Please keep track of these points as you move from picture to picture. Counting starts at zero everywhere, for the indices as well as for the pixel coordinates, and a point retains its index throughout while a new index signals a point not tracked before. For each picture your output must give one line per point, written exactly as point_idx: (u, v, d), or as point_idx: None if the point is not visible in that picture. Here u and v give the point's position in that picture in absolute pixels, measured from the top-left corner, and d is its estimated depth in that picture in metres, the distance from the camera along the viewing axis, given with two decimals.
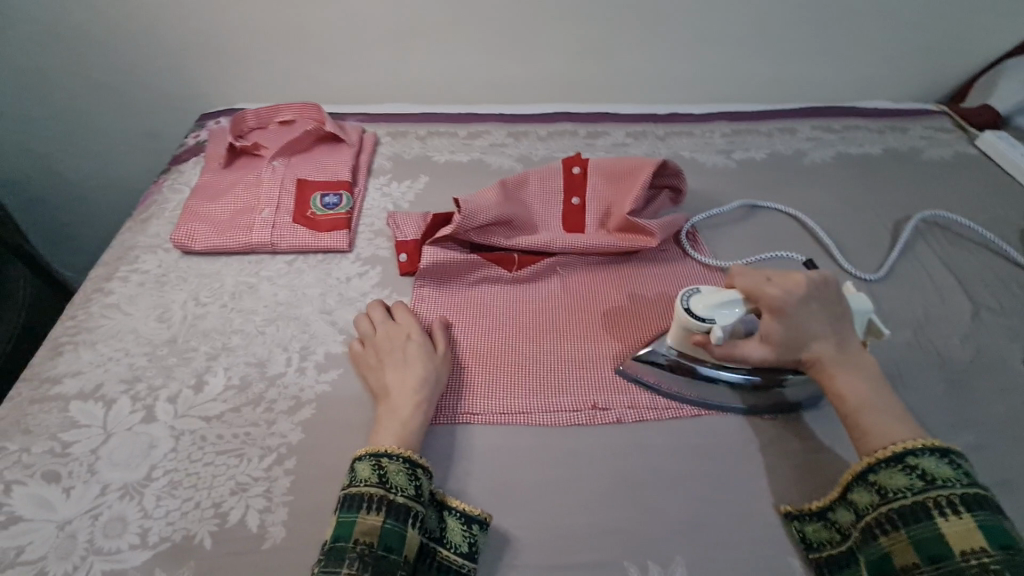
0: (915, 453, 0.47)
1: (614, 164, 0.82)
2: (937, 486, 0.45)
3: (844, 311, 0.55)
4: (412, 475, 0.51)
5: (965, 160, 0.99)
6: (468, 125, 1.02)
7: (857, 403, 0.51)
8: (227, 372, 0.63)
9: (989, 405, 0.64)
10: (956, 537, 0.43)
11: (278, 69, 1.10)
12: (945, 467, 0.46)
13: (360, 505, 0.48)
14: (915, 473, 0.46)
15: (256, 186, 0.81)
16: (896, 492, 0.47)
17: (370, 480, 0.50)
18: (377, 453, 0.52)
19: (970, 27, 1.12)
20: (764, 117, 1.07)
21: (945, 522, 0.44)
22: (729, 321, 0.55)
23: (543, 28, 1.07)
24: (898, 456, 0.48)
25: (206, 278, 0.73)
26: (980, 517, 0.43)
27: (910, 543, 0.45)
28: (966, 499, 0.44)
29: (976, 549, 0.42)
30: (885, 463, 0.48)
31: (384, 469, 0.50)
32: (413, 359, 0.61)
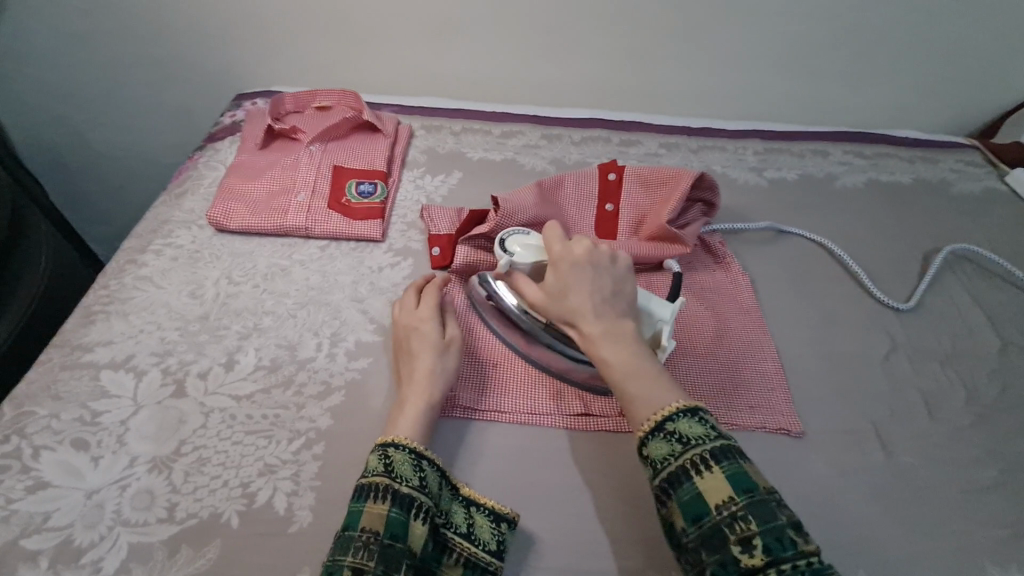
0: (672, 417, 0.47)
1: (650, 173, 0.82)
2: (691, 447, 0.45)
3: (620, 282, 0.57)
4: (418, 466, 0.50)
5: (995, 196, 0.99)
6: (503, 124, 1.02)
7: (616, 369, 0.51)
8: (258, 352, 0.62)
9: (1013, 441, 0.64)
10: (710, 493, 0.43)
11: (316, 55, 1.10)
12: (697, 425, 0.46)
13: (367, 494, 0.47)
14: (673, 438, 0.46)
15: (293, 170, 0.81)
16: (660, 462, 0.46)
17: (377, 470, 0.49)
18: (384, 442, 0.51)
19: (1007, 64, 1.12)
20: (797, 137, 1.07)
21: (701, 480, 0.44)
22: (523, 255, 0.63)
23: (584, 34, 1.07)
24: (657, 421, 0.47)
25: (239, 258, 0.72)
26: (726, 467, 0.44)
27: (678, 510, 0.44)
28: (714, 453, 0.45)
29: (725, 500, 0.43)
30: (646, 428, 0.47)
31: (391, 458, 0.50)
32: (427, 351, 0.60)
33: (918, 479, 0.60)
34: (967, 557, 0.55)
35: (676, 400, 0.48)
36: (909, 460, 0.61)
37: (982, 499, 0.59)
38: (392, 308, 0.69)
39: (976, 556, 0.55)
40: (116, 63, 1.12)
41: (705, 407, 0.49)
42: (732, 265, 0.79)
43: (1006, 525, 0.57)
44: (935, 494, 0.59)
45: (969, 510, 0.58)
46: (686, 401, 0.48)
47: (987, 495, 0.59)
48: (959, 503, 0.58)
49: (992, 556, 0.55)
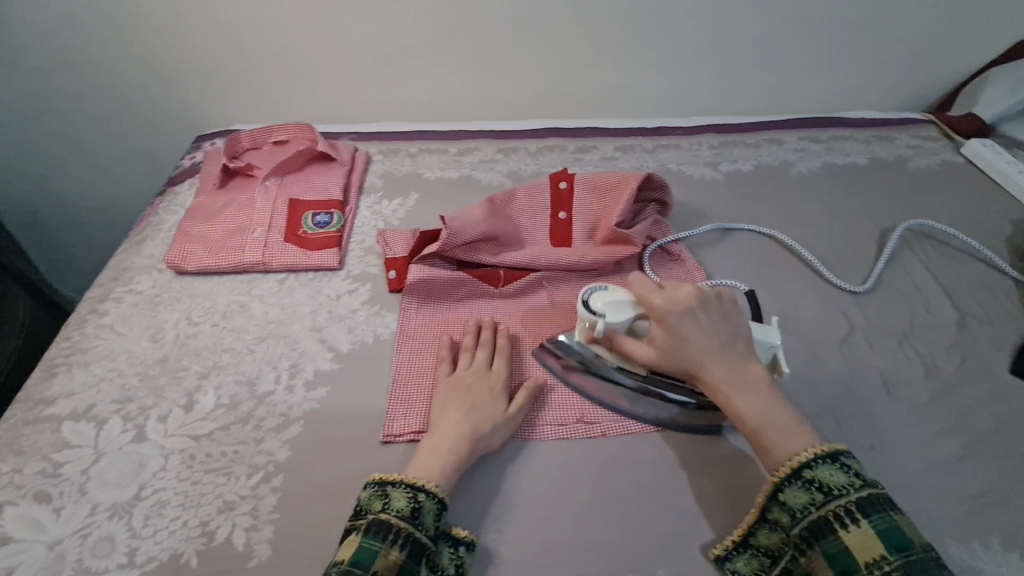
0: (811, 465, 0.49)
1: (599, 178, 0.83)
2: (836, 497, 0.47)
3: (732, 325, 0.59)
4: (438, 516, 0.51)
5: (952, 169, 0.99)
6: (459, 142, 1.03)
7: (748, 418, 0.54)
8: (217, 390, 0.63)
9: (971, 413, 0.64)
10: (858, 548, 0.45)
11: (272, 89, 1.12)
12: (840, 474, 0.48)
13: (387, 536, 0.47)
14: (814, 487, 0.48)
15: (249, 207, 0.82)
16: (801, 510, 0.48)
17: (402, 512, 0.49)
18: (413, 484, 0.52)
19: (955, 37, 1.13)
20: (751, 128, 1.08)
21: (847, 534, 0.45)
22: (617, 319, 0.61)
23: (531, 47, 1.09)
24: (796, 472, 0.49)
25: (198, 298, 0.74)
26: (876, 521, 0.45)
27: (822, 561, 0.46)
28: (861, 504, 0.46)
29: (876, 557, 0.44)
30: (785, 479, 0.50)
31: (420, 504, 0.50)
32: (482, 406, 0.60)
33: (879, 459, 0.60)
34: (929, 534, 0.54)
35: (809, 445, 0.51)
36: (870, 442, 0.61)
37: (943, 474, 0.59)
38: (349, 335, 0.70)
39: (938, 533, 0.55)
40: (80, 115, 1.15)
41: (845, 451, 0.50)
42: (687, 261, 0.80)
43: (967, 499, 0.57)
44: (896, 473, 0.59)
45: (931, 487, 0.58)
46: (825, 446, 0.50)
47: (948, 470, 0.59)
48: (920, 479, 0.58)
49: (952, 530, 0.55)
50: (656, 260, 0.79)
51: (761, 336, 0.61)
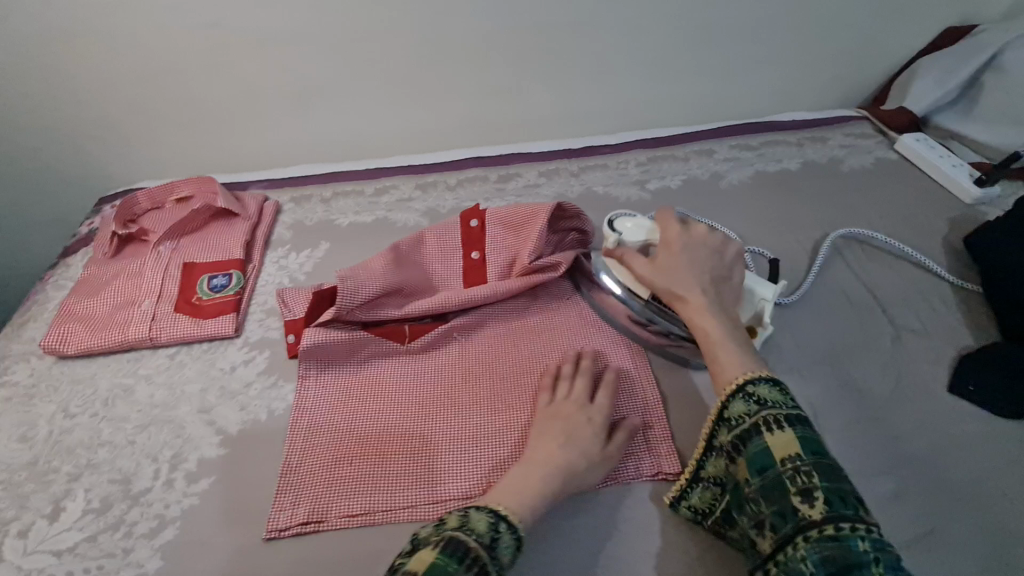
0: (753, 382, 0.50)
1: (511, 213, 0.78)
2: (768, 408, 0.48)
3: (731, 274, 0.64)
4: (513, 556, 0.47)
5: (886, 167, 0.96)
6: (375, 181, 0.98)
7: (709, 337, 0.56)
8: (88, 493, 0.58)
9: (906, 440, 0.60)
10: (778, 448, 0.45)
11: (180, 141, 1.07)
12: (777, 393, 0.49)
13: (464, 556, 0.42)
14: (751, 399, 0.49)
15: (138, 276, 0.77)
16: (737, 419, 0.49)
17: (482, 536, 0.45)
18: (496, 512, 0.48)
19: (882, 29, 1.10)
20: (681, 140, 1.04)
21: (770, 436, 0.46)
22: (634, 239, 0.68)
23: (445, 75, 1.04)
24: (739, 387, 0.51)
25: (79, 384, 0.68)
26: (799, 430, 0.46)
27: (745, 463, 0.47)
28: (790, 415, 0.47)
29: (791, 455, 0.44)
30: (728, 394, 0.51)
31: (499, 534, 0.46)
32: (577, 442, 0.56)
33: None
34: None
35: (753, 368, 0.52)
36: None
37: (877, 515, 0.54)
38: (241, 413, 0.64)
39: None
40: None
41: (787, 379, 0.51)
42: None
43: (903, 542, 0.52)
44: None
45: None
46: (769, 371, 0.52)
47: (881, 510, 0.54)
48: None
49: None
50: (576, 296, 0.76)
51: (755, 289, 0.66)
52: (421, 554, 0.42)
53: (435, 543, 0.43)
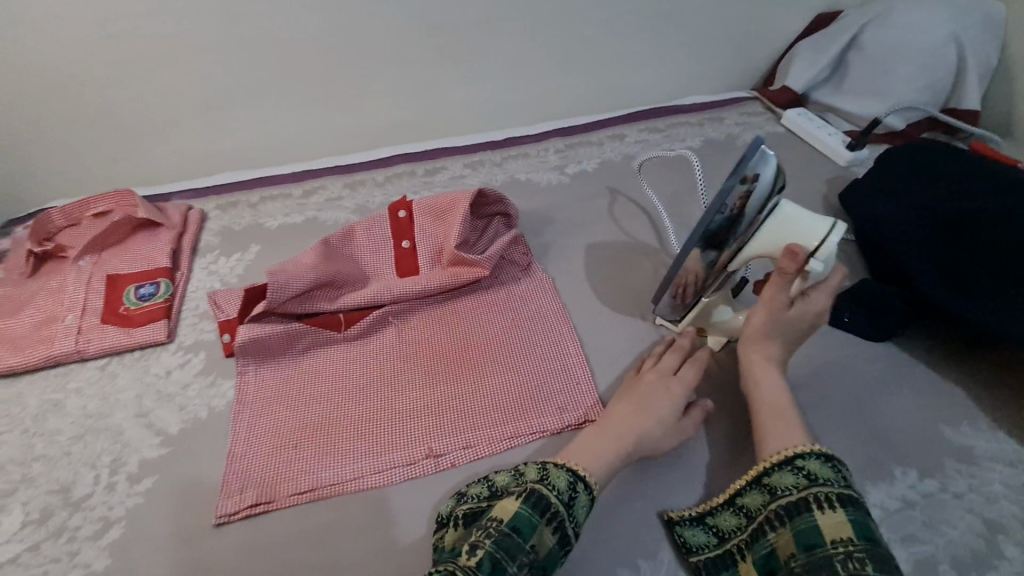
0: (803, 456, 0.54)
1: (437, 201, 0.82)
2: (818, 484, 0.51)
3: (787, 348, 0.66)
4: (590, 514, 0.53)
5: (774, 140, 1.07)
6: (303, 182, 1.00)
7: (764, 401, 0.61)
8: (26, 507, 0.58)
9: (795, 371, 0.68)
10: (829, 528, 0.48)
11: (94, 157, 1.04)
12: (828, 468, 0.52)
13: (544, 514, 0.50)
14: (801, 472, 0.53)
15: (59, 291, 0.75)
16: (785, 489, 0.52)
17: (562, 493, 0.52)
18: (574, 471, 0.54)
19: (764, 17, 1.22)
20: (594, 127, 1.12)
21: (821, 515, 0.49)
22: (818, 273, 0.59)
23: (365, 75, 1.06)
24: (788, 458, 0.54)
25: (4, 404, 0.67)
26: (851, 513, 0.49)
27: (791, 534, 0.50)
28: (841, 497, 0.50)
29: (843, 538, 0.47)
30: (779, 463, 0.54)
31: (575, 496, 0.52)
32: (664, 407, 0.61)
33: None
34: None
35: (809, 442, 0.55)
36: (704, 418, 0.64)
37: None
38: (180, 414, 0.65)
39: None
40: None
41: (839, 458, 0.54)
42: (535, 269, 0.81)
43: None
44: None
45: None
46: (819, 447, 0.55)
47: None
48: None
49: None
50: (504, 274, 0.80)
51: None
52: (506, 502, 0.50)
53: (519, 496, 0.50)
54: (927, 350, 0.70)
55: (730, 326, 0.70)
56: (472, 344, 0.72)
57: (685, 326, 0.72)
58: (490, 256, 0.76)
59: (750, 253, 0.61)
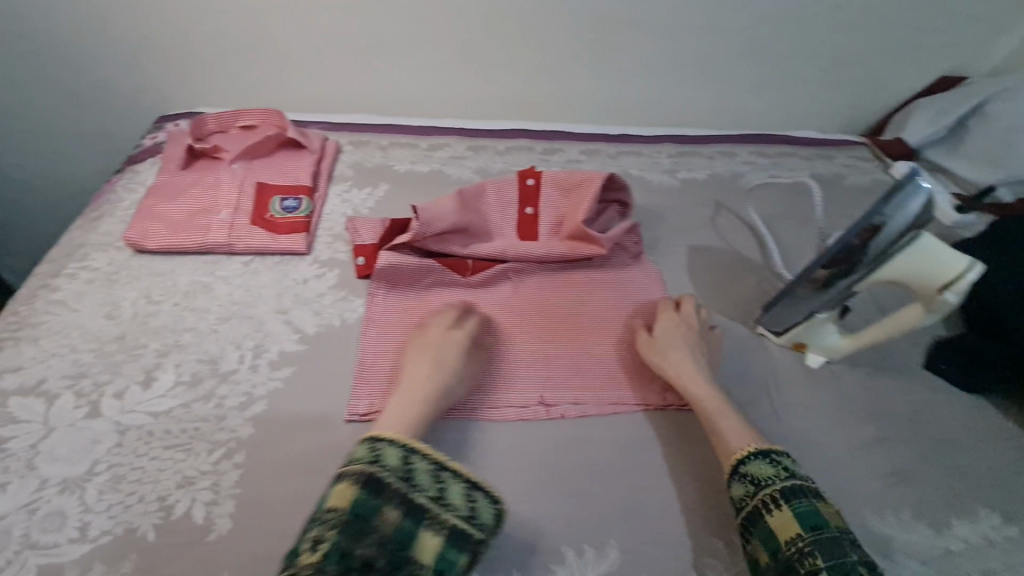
0: (744, 460, 0.56)
1: (566, 177, 0.86)
2: (763, 487, 0.54)
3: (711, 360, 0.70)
4: (438, 478, 0.51)
5: (882, 186, 1.09)
6: (429, 137, 1.05)
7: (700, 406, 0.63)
8: (177, 369, 0.63)
9: (891, 402, 0.70)
10: (781, 527, 0.51)
11: (240, 76, 1.11)
12: (766, 467, 0.55)
13: (378, 492, 0.48)
14: (747, 479, 0.55)
15: (215, 188, 0.82)
16: (739, 500, 0.54)
17: (396, 469, 0.50)
18: (408, 446, 0.52)
19: (889, 68, 1.23)
20: (707, 140, 1.15)
21: (772, 518, 0.51)
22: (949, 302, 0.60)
23: (502, 49, 1.11)
24: (734, 466, 0.56)
25: (158, 277, 0.73)
26: (794, 506, 0.52)
27: (757, 546, 0.51)
28: (784, 492, 0.53)
29: (794, 536, 0.50)
30: (727, 473, 0.57)
31: (413, 465, 0.51)
32: (446, 367, 0.62)
33: (808, 441, 0.65)
34: (845, 506, 0.60)
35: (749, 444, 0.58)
36: (801, 425, 0.67)
37: (863, 456, 0.64)
38: (316, 318, 0.70)
39: (856, 506, 0.60)
40: (29, 88, 1.10)
41: (773, 449, 0.57)
42: (645, 259, 0.85)
43: (883, 476, 0.63)
44: (824, 455, 0.64)
45: (852, 463, 0.64)
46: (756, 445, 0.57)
47: (867, 451, 0.65)
48: (842, 458, 0.64)
49: (870, 504, 0.60)
50: (616, 258, 0.83)
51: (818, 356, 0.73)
52: (354, 491, 0.48)
53: (366, 483, 0.48)
54: (1020, 412, 0.72)
55: (828, 347, 0.72)
56: (585, 312, 0.76)
57: (785, 342, 0.75)
58: (611, 237, 0.80)
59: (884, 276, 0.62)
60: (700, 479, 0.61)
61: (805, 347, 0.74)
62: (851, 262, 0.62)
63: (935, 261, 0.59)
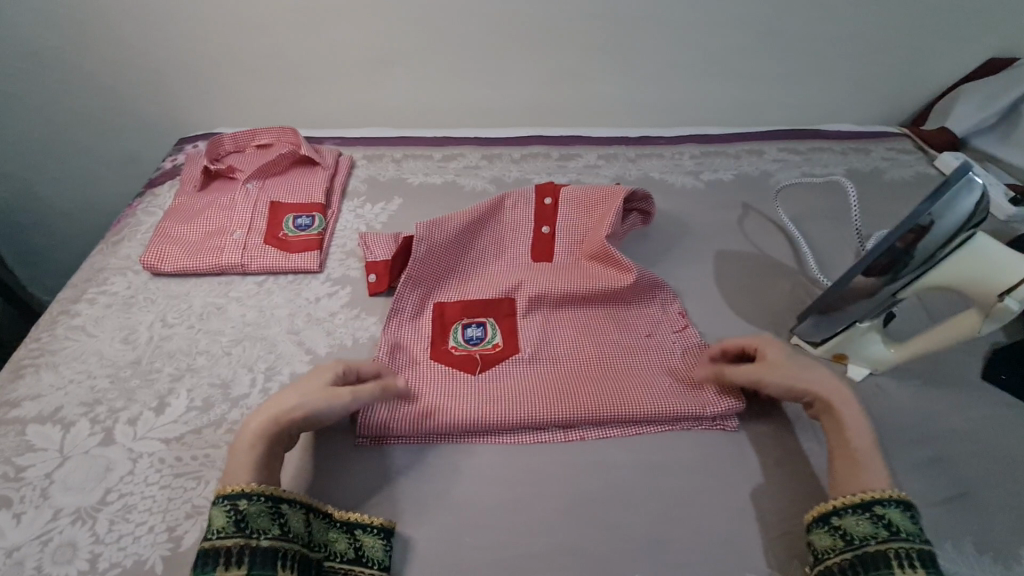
0: (883, 503, 0.50)
1: (585, 195, 0.82)
2: (900, 539, 0.48)
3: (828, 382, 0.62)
4: (274, 513, 0.48)
5: (926, 180, 1.01)
6: (443, 148, 1.03)
7: (854, 438, 0.55)
8: (189, 394, 0.62)
9: (946, 417, 0.64)
10: None
11: (258, 97, 1.12)
12: (909, 521, 0.49)
13: (219, 560, 0.45)
14: (881, 523, 0.49)
15: (229, 208, 0.82)
16: (861, 539, 0.49)
17: (225, 529, 0.46)
18: (230, 496, 0.47)
19: (930, 54, 1.16)
20: (733, 138, 1.09)
21: (902, 572, 0.46)
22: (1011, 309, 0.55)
23: (517, 55, 1.09)
24: (866, 503, 0.50)
25: (174, 300, 0.73)
26: (931, 572, 0.46)
27: None
28: (922, 554, 0.47)
29: None
30: (856, 505, 0.50)
31: (241, 512, 0.47)
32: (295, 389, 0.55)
33: None
34: None
35: (886, 487, 0.51)
36: None
37: (917, 479, 0.59)
38: (327, 338, 0.69)
39: None
40: (60, 118, 1.14)
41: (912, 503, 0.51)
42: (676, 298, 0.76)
43: (939, 502, 0.57)
44: None
45: (905, 487, 0.58)
46: (898, 492, 0.51)
47: (919, 473, 0.59)
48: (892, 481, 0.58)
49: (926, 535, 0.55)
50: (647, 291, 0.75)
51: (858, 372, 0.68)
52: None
53: (239, 563, 0.45)
54: None
55: (873, 359, 0.67)
56: (600, 328, 0.71)
57: (823, 353, 0.69)
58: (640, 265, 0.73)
59: (932, 280, 0.57)
60: (732, 505, 0.57)
61: (845, 358, 0.68)
62: (901, 269, 0.56)
63: (990, 262, 0.55)
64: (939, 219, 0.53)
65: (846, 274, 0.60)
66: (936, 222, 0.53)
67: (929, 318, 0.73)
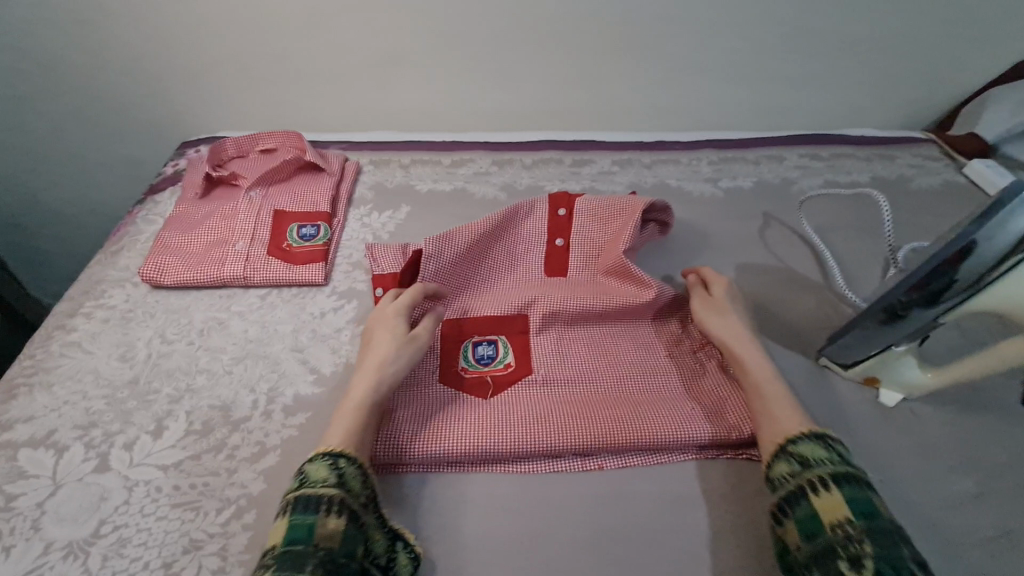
0: (792, 441, 0.51)
1: (602, 205, 0.78)
2: (811, 467, 0.49)
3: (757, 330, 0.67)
4: (365, 481, 0.50)
5: (955, 188, 0.97)
6: (452, 153, 1.00)
7: (751, 375, 0.59)
8: (189, 416, 0.59)
9: (985, 446, 0.61)
10: (826, 509, 0.46)
11: (263, 99, 1.09)
12: (821, 449, 0.50)
13: (319, 506, 0.46)
14: (793, 459, 0.50)
15: (231, 216, 0.79)
16: (780, 480, 0.50)
17: (326, 482, 0.48)
18: (337, 454, 0.50)
19: (958, 55, 1.11)
20: (752, 143, 1.05)
21: (816, 498, 0.47)
22: None
23: (529, 56, 1.05)
24: (778, 447, 0.52)
25: (174, 314, 0.70)
26: (846, 489, 0.46)
27: (793, 527, 0.47)
28: (834, 475, 0.47)
29: (841, 520, 0.44)
30: (772, 453, 0.52)
31: (342, 470, 0.49)
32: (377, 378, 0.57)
33: (889, 495, 0.57)
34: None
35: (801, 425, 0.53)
36: (876, 476, 0.58)
37: (957, 514, 0.55)
38: (333, 356, 0.66)
39: None
40: (60, 120, 1.11)
41: (832, 434, 0.52)
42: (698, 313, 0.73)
43: (981, 540, 0.53)
44: (908, 513, 0.55)
45: (944, 524, 0.55)
46: (811, 428, 0.52)
47: (959, 508, 0.56)
48: (930, 517, 0.55)
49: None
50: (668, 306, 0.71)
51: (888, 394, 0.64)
52: (325, 521, 0.45)
53: (338, 512, 0.46)
54: None
55: (909, 384, 0.63)
56: (618, 347, 0.68)
57: (854, 376, 0.66)
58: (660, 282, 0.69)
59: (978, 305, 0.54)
60: (761, 542, 0.53)
61: (878, 382, 0.65)
62: (939, 294, 0.53)
63: None
64: (984, 243, 0.50)
65: (882, 297, 0.57)
66: (980, 245, 0.50)
67: (964, 340, 0.69)
